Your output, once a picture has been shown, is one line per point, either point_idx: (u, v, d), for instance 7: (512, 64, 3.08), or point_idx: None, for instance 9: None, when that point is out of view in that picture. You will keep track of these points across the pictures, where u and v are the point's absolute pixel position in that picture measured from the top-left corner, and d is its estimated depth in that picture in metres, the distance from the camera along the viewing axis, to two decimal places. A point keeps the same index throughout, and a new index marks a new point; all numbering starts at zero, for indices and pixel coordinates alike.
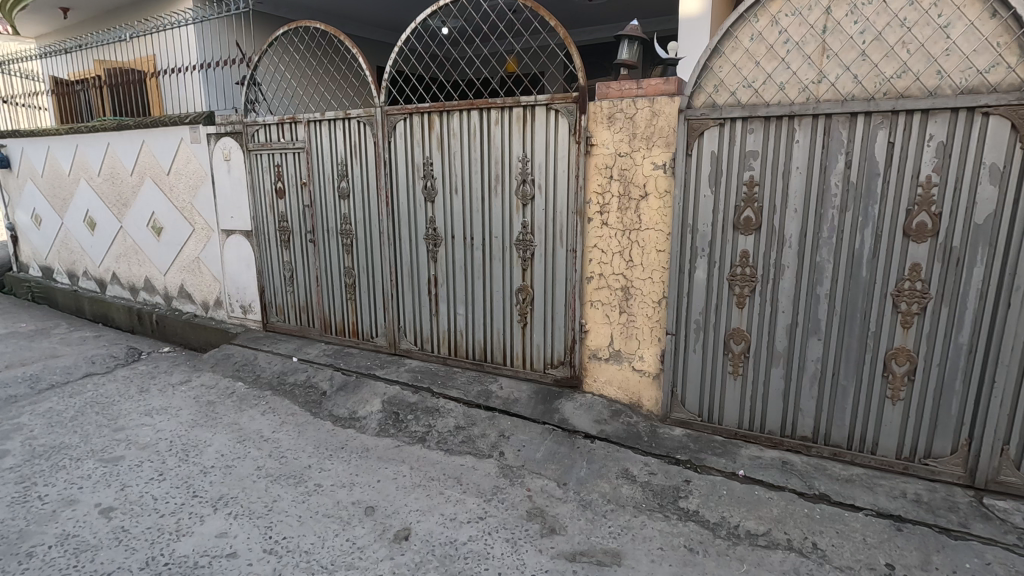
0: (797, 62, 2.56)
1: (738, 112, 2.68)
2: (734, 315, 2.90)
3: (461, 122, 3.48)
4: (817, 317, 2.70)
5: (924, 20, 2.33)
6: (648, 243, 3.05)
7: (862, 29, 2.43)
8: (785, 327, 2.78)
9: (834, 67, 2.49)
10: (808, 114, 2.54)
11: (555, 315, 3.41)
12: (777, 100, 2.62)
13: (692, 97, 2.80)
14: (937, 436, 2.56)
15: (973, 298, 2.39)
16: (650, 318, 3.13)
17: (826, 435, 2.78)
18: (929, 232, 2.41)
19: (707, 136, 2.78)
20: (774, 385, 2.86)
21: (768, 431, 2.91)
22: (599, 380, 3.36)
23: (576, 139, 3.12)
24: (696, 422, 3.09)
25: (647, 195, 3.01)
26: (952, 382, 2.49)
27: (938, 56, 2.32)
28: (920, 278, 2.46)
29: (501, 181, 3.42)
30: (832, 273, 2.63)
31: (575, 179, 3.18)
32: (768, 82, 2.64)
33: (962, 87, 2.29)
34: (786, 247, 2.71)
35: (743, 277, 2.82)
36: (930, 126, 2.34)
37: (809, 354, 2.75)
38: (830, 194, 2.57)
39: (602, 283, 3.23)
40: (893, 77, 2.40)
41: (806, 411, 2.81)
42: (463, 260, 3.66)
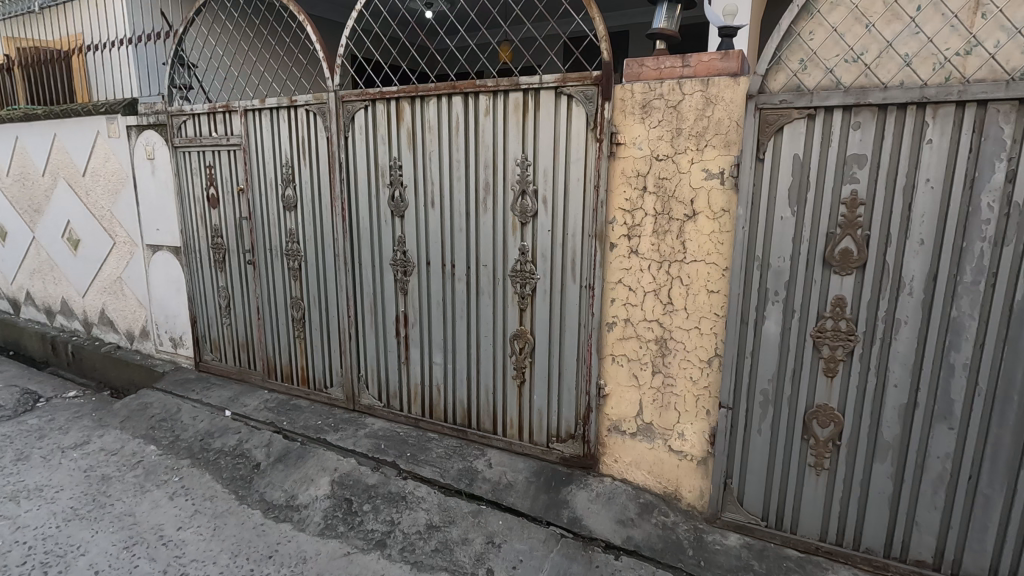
0: (933, 24, 1.73)
1: (839, 99, 1.84)
2: (819, 385, 2.05)
3: (439, 112, 2.62)
4: (949, 397, 1.87)
5: None
6: (695, 281, 2.20)
7: None
8: (899, 408, 1.94)
9: (995, 31, 1.66)
10: (950, 100, 1.71)
11: (563, 371, 2.56)
12: (900, 80, 1.78)
13: (766, 77, 1.96)
14: None
15: None
16: (695, 384, 2.28)
17: (954, 561, 1.95)
18: None
19: (789, 132, 1.93)
20: (878, 486, 2.02)
21: (865, 549, 2.07)
22: (623, 460, 2.49)
23: (596, 136, 2.27)
24: (757, 528, 2.24)
25: (695, 215, 2.16)
26: None
27: None
28: None
29: (492, 190, 2.56)
30: (976, 335, 1.80)
31: (592, 191, 2.32)
32: (887, 54, 1.79)
33: None
34: (905, 294, 1.87)
35: (836, 335, 1.98)
36: None
37: (933, 448, 1.92)
38: (980, 219, 1.74)
39: (628, 332, 2.37)
40: None
41: (926, 525, 1.97)
42: (442, 294, 2.80)
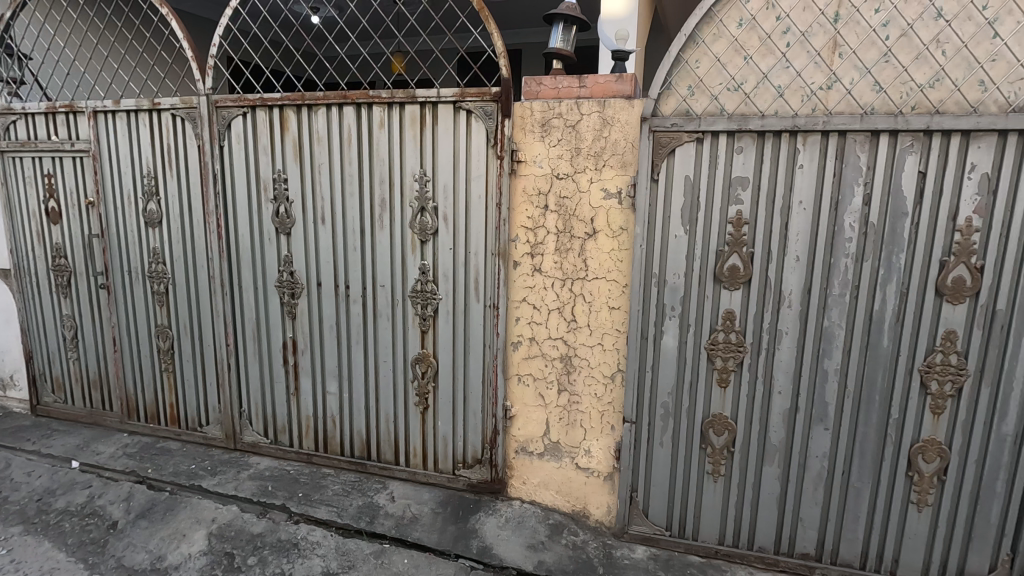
0: (800, 60, 1.89)
1: (724, 124, 1.95)
2: (713, 396, 2.15)
3: (329, 122, 2.43)
4: (823, 401, 2.03)
5: (966, 12, 1.75)
6: (597, 298, 2.22)
7: (886, 20, 1.81)
8: (783, 413, 2.08)
9: (850, 69, 1.85)
10: (817, 129, 1.87)
11: (468, 394, 2.47)
12: (774, 110, 1.93)
13: (658, 101, 2.04)
14: (972, 549, 1.98)
15: (1020, 377, 1.85)
16: (599, 401, 2.29)
17: (833, 550, 2.11)
18: (968, 292, 1.83)
19: (680, 155, 2.02)
20: (767, 487, 2.14)
21: (758, 548, 2.18)
22: (531, 482, 2.45)
23: (497, 153, 2.23)
24: (662, 538, 2.28)
25: (595, 233, 2.18)
26: (993, 484, 1.93)
27: (983, 61, 1.75)
28: (955, 351, 1.88)
29: (389, 207, 2.42)
30: (844, 343, 1.98)
31: (494, 209, 2.27)
32: (763, 85, 1.94)
33: (1012, 103, 1.74)
34: (785, 306, 2.01)
35: (727, 347, 2.09)
36: (972, 154, 1.77)
37: (813, 448, 2.07)
38: (844, 237, 1.91)
39: (534, 351, 2.34)
40: (925, 85, 1.80)
41: (808, 521, 2.12)
42: (336, 318, 2.60)
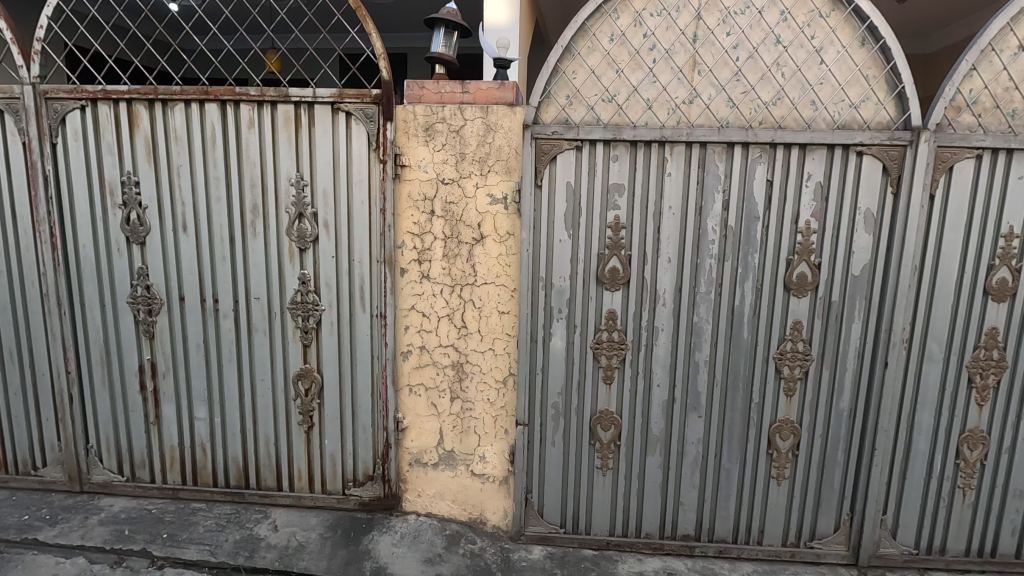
0: (666, 75, 2.04)
1: (600, 133, 2.04)
2: (600, 393, 2.23)
3: (189, 120, 2.21)
4: (696, 391, 2.20)
5: (799, 40, 1.99)
6: (487, 303, 2.22)
7: (736, 43, 2.00)
8: (662, 405, 2.22)
9: (707, 85, 2.03)
10: (681, 140, 2.02)
11: (356, 409, 2.36)
12: (644, 121, 2.06)
13: (539, 109, 2.09)
14: (821, 513, 2.25)
15: (851, 359, 2.13)
16: (492, 405, 2.29)
17: (710, 529, 2.29)
18: (810, 286, 2.08)
19: (561, 161, 2.08)
20: (651, 476, 2.27)
21: (645, 534, 2.31)
22: (426, 494, 2.38)
23: (380, 157, 2.16)
24: (557, 536, 2.33)
25: (483, 238, 2.18)
26: (834, 453, 2.21)
27: (813, 84, 2.00)
28: (801, 338, 2.12)
29: (262, 213, 2.24)
30: (712, 336, 2.15)
31: (379, 214, 2.19)
32: (633, 97, 2.06)
33: (836, 121, 2.01)
34: (660, 305, 2.15)
35: (611, 345, 2.18)
36: (808, 164, 2.01)
37: (689, 435, 2.23)
38: (708, 239, 2.09)
39: (424, 360, 2.29)
40: (769, 103, 2.02)
41: (687, 504, 2.28)
42: (203, 336, 2.36)
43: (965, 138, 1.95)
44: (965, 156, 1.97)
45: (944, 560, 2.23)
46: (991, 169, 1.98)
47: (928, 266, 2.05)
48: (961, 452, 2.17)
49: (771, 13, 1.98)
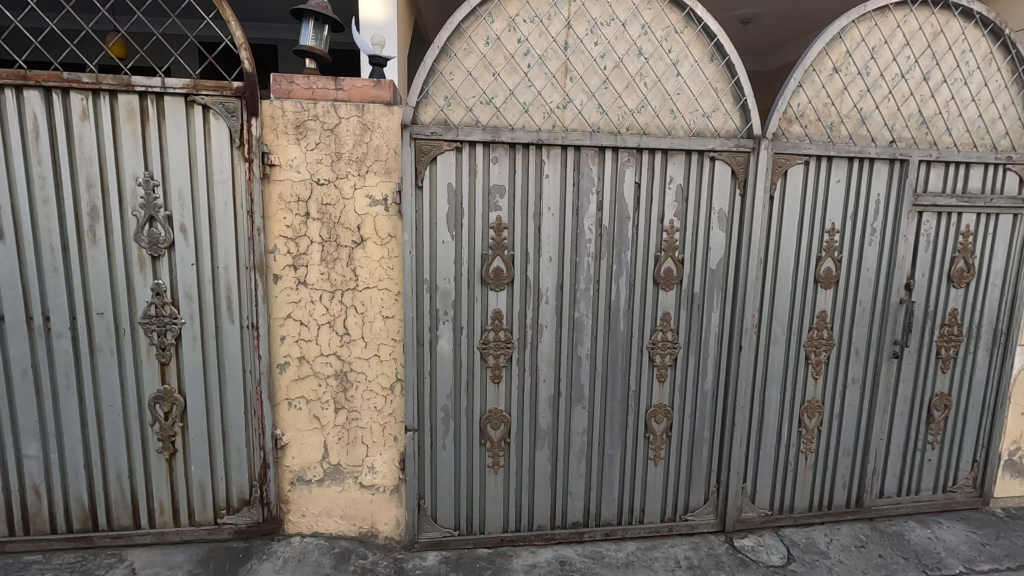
0: (540, 80, 2.10)
1: (479, 135, 2.05)
2: (489, 392, 2.25)
3: (3, 109, 1.89)
4: (580, 383, 2.30)
5: (658, 53, 2.16)
6: (370, 308, 2.15)
7: (603, 52, 2.12)
8: (549, 399, 2.29)
9: (578, 91, 2.12)
10: (557, 143, 2.10)
11: (227, 429, 2.16)
12: (521, 123, 2.11)
13: (417, 109, 2.05)
14: (693, 487, 2.46)
15: (712, 345, 2.35)
16: (380, 413, 2.22)
17: (597, 514, 2.40)
18: (675, 280, 2.26)
19: (441, 162, 2.07)
20: (541, 469, 2.33)
21: (537, 527, 2.36)
22: (311, 513, 2.25)
23: (244, 155, 1.99)
24: (452, 539, 2.31)
25: (363, 241, 2.11)
26: (701, 431, 2.42)
27: (672, 94, 2.18)
28: (670, 328, 2.30)
29: (103, 216, 1.98)
30: (592, 330, 2.26)
31: (245, 217, 2.03)
32: (510, 100, 2.10)
33: (692, 128, 2.20)
34: (543, 302, 2.21)
35: (497, 345, 2.21)
36: (670, 168, 2.18)
37: (574, 427, 2.33)
38: (585, 238, 2.19)
39: (304, 371, 2.16)
40: (635, 110, 2.16)
41: (575, 492, 2.37)
42: (31, 360, 2.03)
43: (795, 146, 2.23)
44: (797, 162, 2.25)
45: (793, 518, 2.54)
46: (816, 173, 2.28)
47: (771, 259, 2.32)
48: (802, 421, 2.49)
49: (633, 26, 2.12)
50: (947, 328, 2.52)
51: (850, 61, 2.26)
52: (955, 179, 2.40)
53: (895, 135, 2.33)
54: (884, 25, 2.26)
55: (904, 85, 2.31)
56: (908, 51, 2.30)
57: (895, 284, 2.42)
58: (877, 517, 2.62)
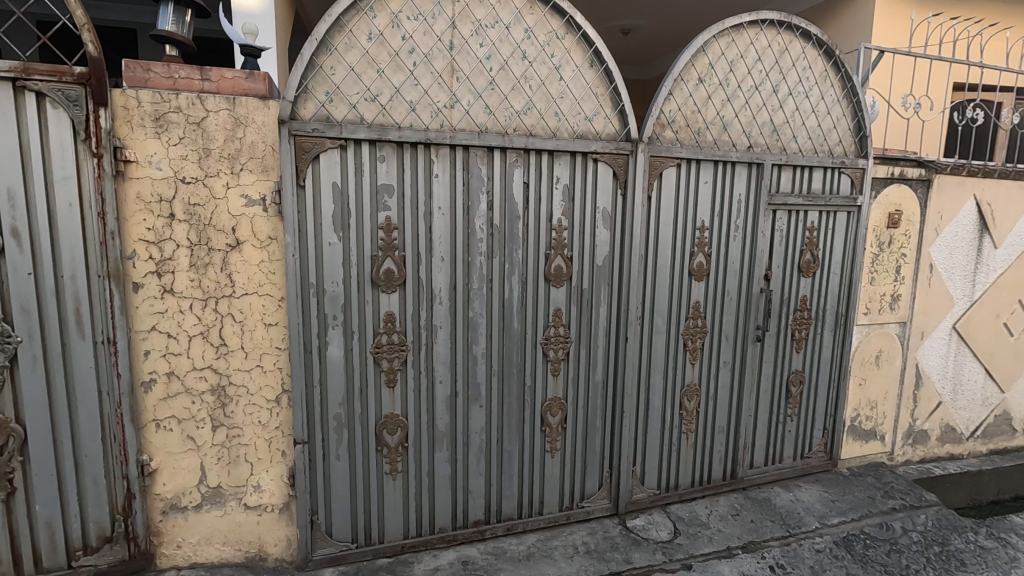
0: (426, 79, 2.08)
1: (364, 133, 1.99)
2: (384, 397, 2.19)
3: None
4: (476, 382, 2.31)
5: (541, 57, 2.22)
6: (249, 316, 2.01)
7: (488, 54, 2.14)
8: (446, 400, 2.27)
9: (465, 91, 2.12)
10: (445, 143, 2.09)
11: (81, 460, 1.91)
12: (409, 122, 2.07)
13: (296, 104, 1.94)
14: (588, 475, 2.56)
15: (601, 337, 2.47)
16: (265, 428, 2.08)
17: (498, 510, 2.43)
18: (565, 277, 2.35)
19: (324, 161, 1.97)
20: (440, 471, 2.31)
21: (438, 529, 2.34)
22: (188, 542, 2.06)
23: (92, 149, 1.77)
24: (349, 553, 2.22)
25: (239, 244, 1.96)
26: (594, 421, 2.53)
27: (555, 97, 2.25)
28: (561, 323, 2.39)
29: None
30: (487, 328, 2.28)
31: (96, 219, 1.80)
32: (396, 98, 2.05)
33: (575, 131, 2.30)
34: (436, 303, 2.19)
35: (391, 348, 2.15)
36: (556, 169, 2.26)
37: (472, 426, 2.33)
38: (477, 238, 2.20)
39: (174, 389, 1.96)
40: (521, 112, 2.21)
41: (476, 491, 2.37)
42: None
43: (668, 149, 2.41)
44: (670, 164, 2.43)
45: (678, 494, 2.74)
46: (687, 175, 2.48)
47: (651, 254, 2.48)
48: (683, 403, 2.69)
49: (516, 29, 2.16)
50: (799, 312, 2.85)
51: (712, 73, 2.47)
52: (802, 180, 2.72)
53: (752, 141, 2.59)
54: (740, 41, 2.51)
55: (757, 97, 2.57)
56: (760, 66, 2.56)
57: (756, 275, 2.69)
58: (748, 486, 2.90)
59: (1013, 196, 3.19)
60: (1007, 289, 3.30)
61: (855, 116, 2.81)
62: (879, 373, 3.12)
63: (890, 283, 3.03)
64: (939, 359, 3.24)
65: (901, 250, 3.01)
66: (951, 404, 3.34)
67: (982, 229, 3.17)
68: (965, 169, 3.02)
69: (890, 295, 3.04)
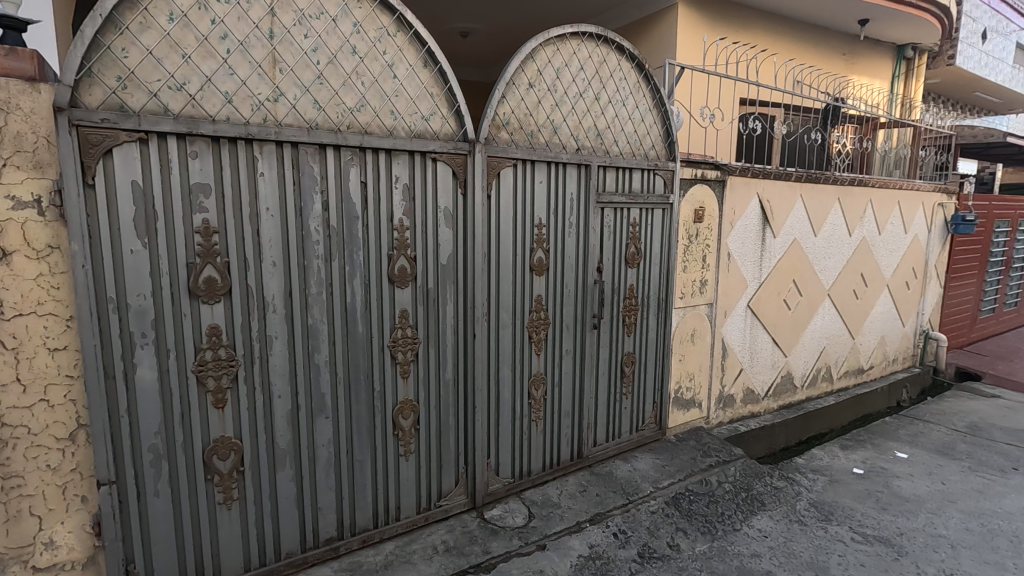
0: (243, 69, 1.90)
1: (170, 126, 1.76)
2: (212, 419, 1.96)
3: None
4: (320, 393, 2.18)
5: (373, 53, 2.16)
6: (26, 341, 1.68)
7: (315, 46, 2.02)
8: (287, 415, 2.12)
9: (290, 85, 1.99)
10: (270, 139, 1.94)
11: None
12: (225, 115, 1.87)
13: (77, 89, 1.64)
14: (444, 474, 2.57)
15: (450, 335, 2.49)
16: (56, 472, 1.76)
17: (351, 523, 2.32)
18: (409, 277, 2.33)
19: (120, 155, 1.70)
20: (285, 492, 2.14)
21: (286, 555, 2.17)
22: None
23: None
24: None
25: (7, 255, 1.62)
26: (447, 419, 2.54)
27: (389, 95, 2.21)
28: (408, 324, 2.36)
29: None
30: (329, 335, 2.17)
31: None
32: (208, 89, 1.84)
33: (412, 130, 2.28)
34: (270, 312, 2.03)
35: (218, 365, 1.94)
36: (395, 168, 2.23)
37: (318, 439, 2.20)
38: (312, 240, 2.08)
39: None
40: (354, 109, 2.13)
41: (326, 507, 2.25)
42: None
43: (504, 150, 2.50)
44: (506, 164, 2.53)
45: (531, 480, 2.87)
46: (523, 175, 2.60)
47: (493, 252, 2.56)
48: (531, 393, 2.82)
49: (344, 23, 2.07)
50: (628, 300, 3.15)
51: (541, 79, 2.62)
52: (624, 180, 3.00)
53: (580, 144, 2.79)
54: (564, 51, 2.69)
55: (582, 103, 2.79)
56: (582, 75, 2.77)
57: (589, 268, 2.91)
58: (593, 463, 3.13)
59: (785, 194, 3.86)
60: (784, 271, 3.99)
61: (664, 124, 3.18)
62: (695, 349, 3.57)
63: (699, 270, 3.48)
64: (739, 333, 3.81)
65: (706, 241, 3.48)
66: (750, 370, 3.94)
67: (764, 222, 3.78)
68: (749, 172, 3.58)
69: (699, 281, 3.50)
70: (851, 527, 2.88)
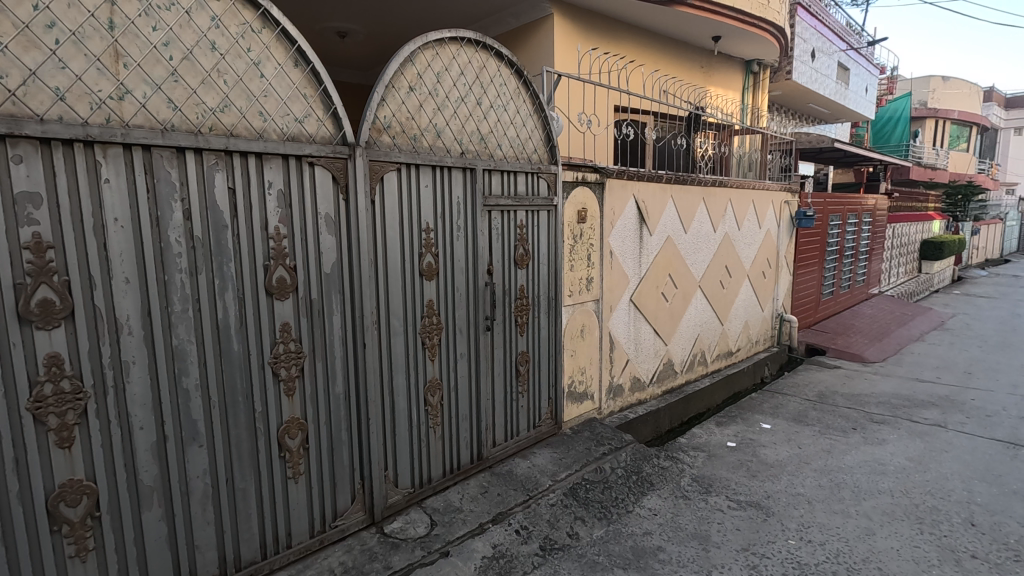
0: (79, 63, 1.67)
1: None
2: (56, 463, 1.71)
3: None
4: (192, 420, 1.99)
5: (236, 49, 2.01)
6: None
7: (166, 40, 1.83)
8: (152, 447, 1.90)
9: (138, 82, 1.79)
10: (116, 141, 1.74)
11: None
12: (57, 114, 1.64)
13: None
14: (339, 492, 2.45)
15: (338, 346, 2.39)
16: None
17: (236, 558, 2.14)
18: (290, 288, 2.20)
19: None
20: (154, 533, 1.92)
21: None
22: None
23: None
24: None
25: None
26: (339, 434, 2.43)
27: (257, 95, 2.07)
28: (291, 338, 2.23)
29: None
30: (199, 356, 1.99)
31: None
32: (33, 84, 1.59)
33: (285, 132, 2.16)
34: (125, 334, 1.81)
35: (60, 399, 1.70)
36: (268, 173, 2.09)
37: (192, 470, 2.01)
38: (173, 253, 1.89)
39: None
40: (216, 109, 1.97)
41: (205, 544, 2.05)
42: None
43: (387, 154, 2.45)
44: (390, 169, 2.48)
45: (431, 487, 2.83)
46: (408, 179, 2.56)
47: (380, 258, 2.49)
48: (427, 399, 2.78)
49: (199, 16, 1.90)
50: (519, 300, 3.22)
51: (421, 82, 2.60)
52: (509, 183, 3.07)
53: (464, 148, 2.81)
54: (443, 55, 2.69)
55: (464, 107, 2.80)
56: (463, 79, 2.79)
57: (479, 270, 2.94)
58: (492, 463, 3.16)
59: (658, 195, 4.17)
60: (661, 266, 4.31)
61: (544, 128, 3.30)
62: (585, 344, 3.74)
63: (585, 268, 3.65)
64: (625, 325, 4.05)
65: (590, 240, 3.66)
66: (636, 360, 4.20)
67: (641, 221, 4.05)
68: (626, 174, 3.83)
69: (586, 279, 3.67)
70: (727, 496, 3.18)
